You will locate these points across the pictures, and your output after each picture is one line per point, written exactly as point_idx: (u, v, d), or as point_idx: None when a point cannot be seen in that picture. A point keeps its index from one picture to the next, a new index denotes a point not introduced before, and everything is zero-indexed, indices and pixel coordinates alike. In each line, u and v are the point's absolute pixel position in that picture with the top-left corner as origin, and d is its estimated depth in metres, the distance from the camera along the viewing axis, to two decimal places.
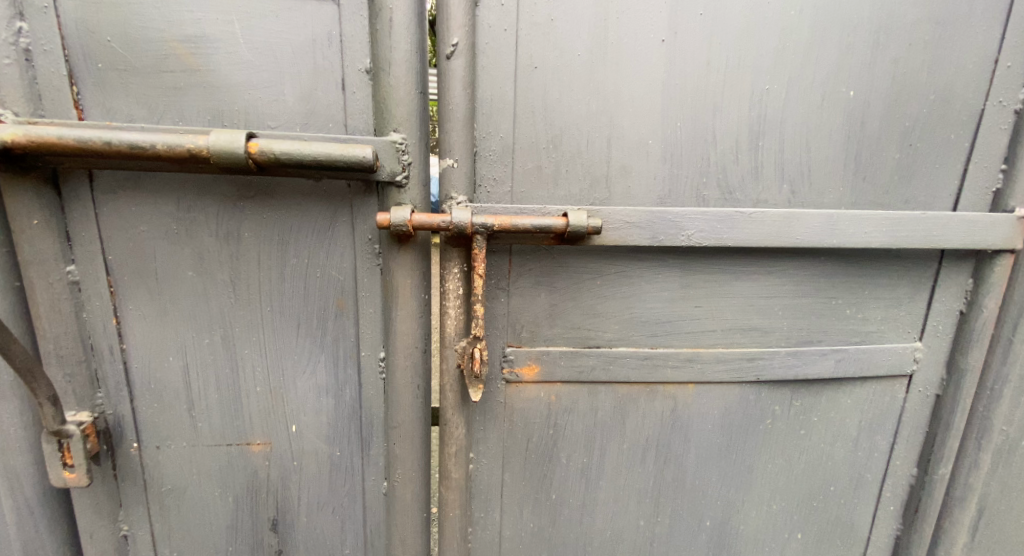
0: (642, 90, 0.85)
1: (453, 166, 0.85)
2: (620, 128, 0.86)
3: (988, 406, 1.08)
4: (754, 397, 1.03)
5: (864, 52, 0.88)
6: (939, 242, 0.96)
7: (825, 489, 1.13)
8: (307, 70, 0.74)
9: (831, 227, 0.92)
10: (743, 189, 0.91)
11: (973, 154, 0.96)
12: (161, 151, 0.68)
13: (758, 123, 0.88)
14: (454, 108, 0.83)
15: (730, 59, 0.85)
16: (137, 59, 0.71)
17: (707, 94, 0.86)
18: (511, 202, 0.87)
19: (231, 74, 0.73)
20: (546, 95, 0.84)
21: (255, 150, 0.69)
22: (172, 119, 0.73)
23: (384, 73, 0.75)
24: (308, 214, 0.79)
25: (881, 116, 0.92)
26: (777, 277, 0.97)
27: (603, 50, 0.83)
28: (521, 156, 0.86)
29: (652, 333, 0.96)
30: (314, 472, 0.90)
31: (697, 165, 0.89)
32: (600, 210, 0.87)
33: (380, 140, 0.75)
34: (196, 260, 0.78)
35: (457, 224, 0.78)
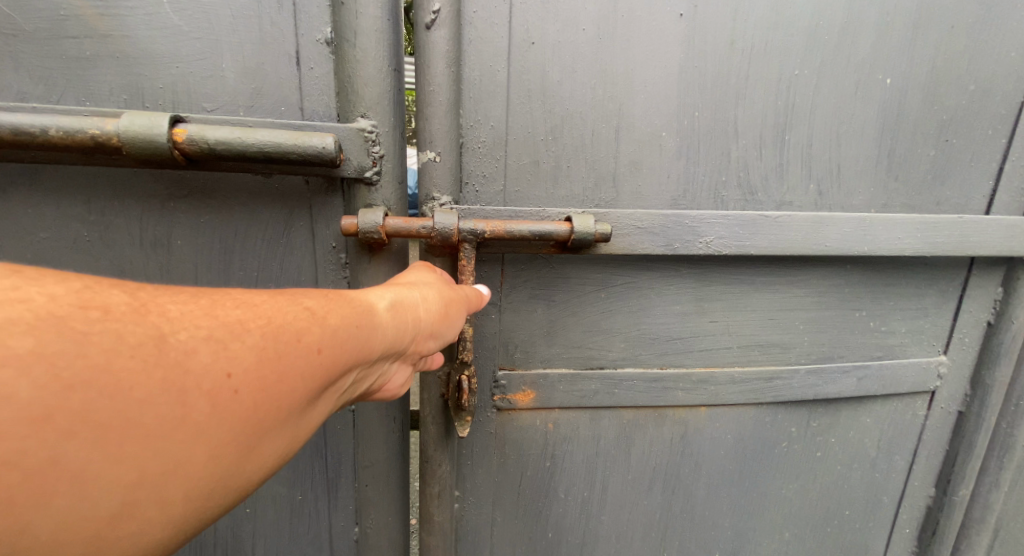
0: (657, 72, 0.73)
1: (433, 161, 0.72)
2: (630, 117, 0.74)
3: (1014, 423, 1.00)
4: (771, 419, 0.93)
5: (902, 35, 0.78)
6: (974, 248, 0.87)
7: (840, 514, 1.04)
8: (251, 40, 0.59)
9: (863, 232, 0.82)
10: (767, 189, 0.80)
11: (1011, 151, 0.87)
12: (56, 139, 0.53)
13: (785, 114, 0.77)
14: (434, 90, 0.70)
15: (756, 40, 0.74)
16: (28, 21, 0.56)
17: (729, 79, 0.75)
18: (503, 204, 0.74)
19: (153, 42, 0.58)
20: (545, 77, 0.71)
21: (183, 138, 0.55)
22: (78, 99, 0.58)
23: (349, 45, 0.61)
24: (258, 218, 0.64)
25: (917, 108, 0.82)
26: (800, 288, 0.86)
27: (614, 24, 0.71)
28: (514, 149, 0.73)
29: (662, 351, 0.85)
30: (272, 519, 0.77)
31: (716, 161, 0.77)
32: (607, 214, 0.75)
33: (345, 127, 0.61)
34: (116, 275, 0.63)
35: (441, 229, 0.65)
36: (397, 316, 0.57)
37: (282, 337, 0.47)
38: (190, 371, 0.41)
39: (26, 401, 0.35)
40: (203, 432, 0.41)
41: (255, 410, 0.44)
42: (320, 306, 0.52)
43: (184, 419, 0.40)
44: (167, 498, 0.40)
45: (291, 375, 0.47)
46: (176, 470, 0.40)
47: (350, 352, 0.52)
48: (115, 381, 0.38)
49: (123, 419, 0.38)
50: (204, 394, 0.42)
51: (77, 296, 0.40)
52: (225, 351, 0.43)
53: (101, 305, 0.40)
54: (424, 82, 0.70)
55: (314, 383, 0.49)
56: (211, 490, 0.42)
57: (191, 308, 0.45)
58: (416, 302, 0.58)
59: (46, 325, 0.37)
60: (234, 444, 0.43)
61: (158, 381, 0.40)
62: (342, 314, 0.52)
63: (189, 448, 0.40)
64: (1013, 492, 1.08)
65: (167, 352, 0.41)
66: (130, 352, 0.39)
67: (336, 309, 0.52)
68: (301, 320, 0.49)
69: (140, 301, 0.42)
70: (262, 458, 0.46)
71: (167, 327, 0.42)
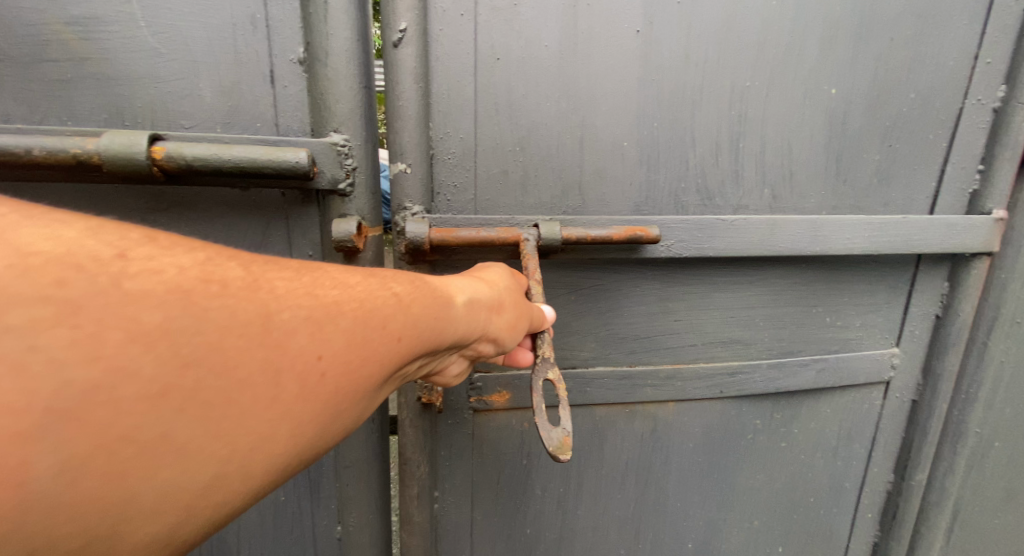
0: (616, 85, 0.77)
1: (405, 172, 0.75)
2: (593, 127, 0.78)
3: (964, 410, 1.06)
4: (735, 412, 0.97)
5: (846, 48, 0.83)
6: (918, 246, 0.93)
7: (805, 502, 1.09)
8: (227, 60, 0.62)
9: (814, 234, 0.87)
10: (724, 194, 0.84)
11: (951, 154, 0.93)
12: (40, 158, 0.55)
13: (739, 123, 0.82)
14: (404, 103, 0.73)
15: (709, 53, 0.79)
16: (10, 46, 0.58)
17: (684, 92, 0.79)
18: (473, 212, 0.78)
19: (132, 64, 0.61)
20: (510, 91, 0.75)
21: (161, 156, 0.57)
22: (60, 119, 0.60)
23: (321, 65, 0.64)
24: (236, 229, 0.67)
25: (863, 115, 0.87)
26: (757, 286, 0.91)
27: (574, 43, 0.75)
28: (484, 159, 0.77)
29: (631, 350, 0.89)
30: (255, 520, 0.79)
31: (676, 168, 0.82)
32: (574, 221, 0.79)
33: (319, 141, 0.64)
34: None
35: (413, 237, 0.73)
36: (472, 311, 0.59)
37: (372, 321, 0.48)
38: (287, 352, 0.41)
39: (149, 376, 0.34)
40: (289, 417, 0.41)
41: (335, 396, 0.44)
42: (405, 293, 0.53)
43: (277, 400, 0.40)
44: (237, 484, 0.39)
45: (376, 360, 0.48)
46: (262, 447, 0.40)
47: (421, 341, 0.53)
48: (223, 358, 0.38)
49: (223, 397, 0.38)
50: (296, 375, 0.42)
51: (201, 268, 0.40)
52: (322, 332, 0.44)
53: (221, 278, 0.40)
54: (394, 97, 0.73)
55: (391, 366, 0.50)
56: (280, 474, 0.41)
57: (295, 284, 0.45)
58: (490, 304, 0.61)
59: (172, 299, 0.37)
60: (312, 427, 0.43)
61: (259, 361, 0.40)
62: (424, 304, 0.54)
63: (276, 431, 0.40)
64: (969, 476, 1.15)
65: (270, 334, 0.41)
66: (235, 328, 0.39)
67: (419, 297, 0.54)
68: (391, 304, 0.51)
69: (253, 276, 0.43)
70: (332, 438, 0.46)
71: (274, 304, 0.42)
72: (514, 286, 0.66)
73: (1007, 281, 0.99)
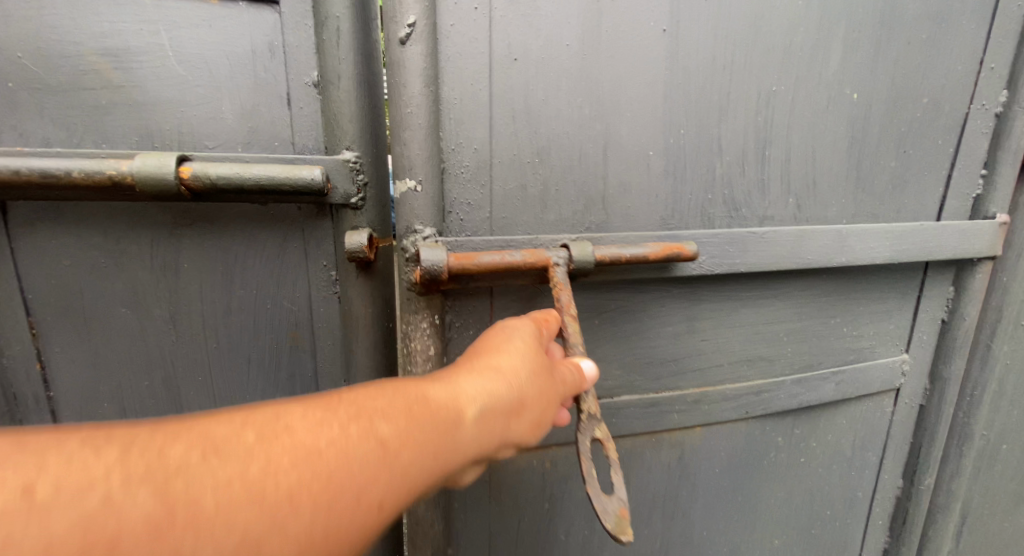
0: (637, 94, 0.79)
1: (418, 190, 0.76)
2: (616, 135, 0.80)
3: (969, 411, 1.08)
4: (757, 431, 0.99)
5: (867, 50, 0.85)
6: (934, 254, 0.95)
7: (822, 514, 1.10)
8: (247, 85, 0.67)
9: (841, 243, 0.89)
10: (750, 205, 0.87)
11: (958, 159, 0.94)
12: (78, 179, 0.60)
13: (765, 131, 0.85)
14: (413, 112, 0.72)
15: (736, 55, 0.81)
16: (51, 76, 0.63)
17: (702, 98, 0.81)
18: (490, 231, 0.80)
19: (160, 91, 0.65)
20: (528, 97, 0.76)
21: (188, 175, 0.62)
22: (95, 142, 0.65)
23: (333, 87, 0.69)
24: (256, 241, 0.72)
25: (881, 121, 0.89)
26: (780, 300, 0.93)
27: (597, 48, 0.77)
28: (502, 172, 0.78)
29: (657, 375, 0.91)
30: None
31: (703, 179, 0.84)
32: (603, 236, 0.80)
33: (333, 159, 0.68)
34: (130, 296, 0.70)
35: (430, 265, 0.71)
36: (483, 425, 0.55)
37: (336, 502, 0.45)
38: None
39: None
40: None
41: None
42: (394, 437, 0.49)
43: None
44: None
45: (346, 541, 0.46)
46: None
47: (411, 490, 0.50)
48: None
49: None
50: None
51: (83, 528, 0.37)
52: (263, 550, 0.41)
53: (112, 536, 0.37)
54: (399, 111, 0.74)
55: (372, 535, 0.48)
56: None
57: (230, 488, 0.41)
58: (506, 409, 0.57)
59: None
60: None
61: None
62: (414, 453, 0.50)
63: None
64: (980, 479, 1.15)
65: None
66: None
67: (409, 441, 0.50)
68: (372, 462, 0.47)
69: (169, 504, 0.39)
70: None
71: (191, 543, 0.39)
72: (536, 380, 0.58)
73: (1008, 283, 1.01)
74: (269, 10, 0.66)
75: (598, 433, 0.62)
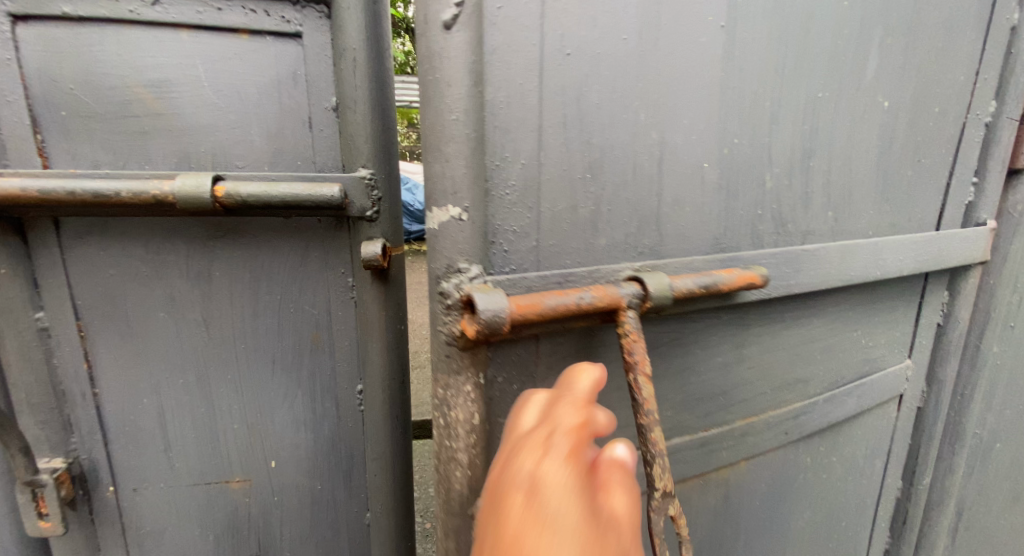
0: (695, 100, 0.68)
1: (463, 220, 0.59)
2: (673, 144, 0.68)
3: (961, 411, 1.12)
4: (790, 456, 0.98)
5: (897, 54, 0.83)
6: (943, 262, 0.99)
7: (839, 526, 1.11)
8: (273, 111, 0.74)
9: (876, 256, 0.89)
10: (795, 220, 0.81)
11: (956, 169, 0.97)
12: (126, 198, 0.68)
13: (810, 141, 0.78)
14: (455, 118, 0.56)
15: (787, 61, 0.73)
16: (100, 105, 0.71)
17: (755, 105, 0.72)
18: (536, 262, 0.64)
19: (197, 117, 0.73)
20: (582, 99, 0.62)
21: (221, 193, 0.69)
22: (139, 164, 0.73)
23: (349, 110, 0.75)
24: (281, 251, 0.79)
25: (906, 128, 0.88)
26: (815, 317, 0.91)
27: (652, 50, 0.64)
28: (550, 190, 0.63)
29: (706, 411, 0.84)
30: (295, 506, 0.90)
31: (754, 193, 0.76)
32: (664, 263, 0.69)
33: (350, 176, 0.75)
34: (168, 301, 0.78)
35: (490, 317, 0.54)
36: None
37: None
38: None
39: None
40: None
41: None
42: None
43: None
44: None
45: None
46: None
47: None
48: None
49: None
50: None
51: None
52: None
53: None
54: (433, 117, 0.57)
55: None
56: None
57: None
58: None
59: None
60: None
61: None
62: None
63: None
64: (975, 478, 1.19)
65: None
66: None
67: None
68: None
69: None
70: None
71: None
72: None
73: (996, 287, 1.05)
74: (293, 43, 0.73)
75: (670, 505, 0.58)
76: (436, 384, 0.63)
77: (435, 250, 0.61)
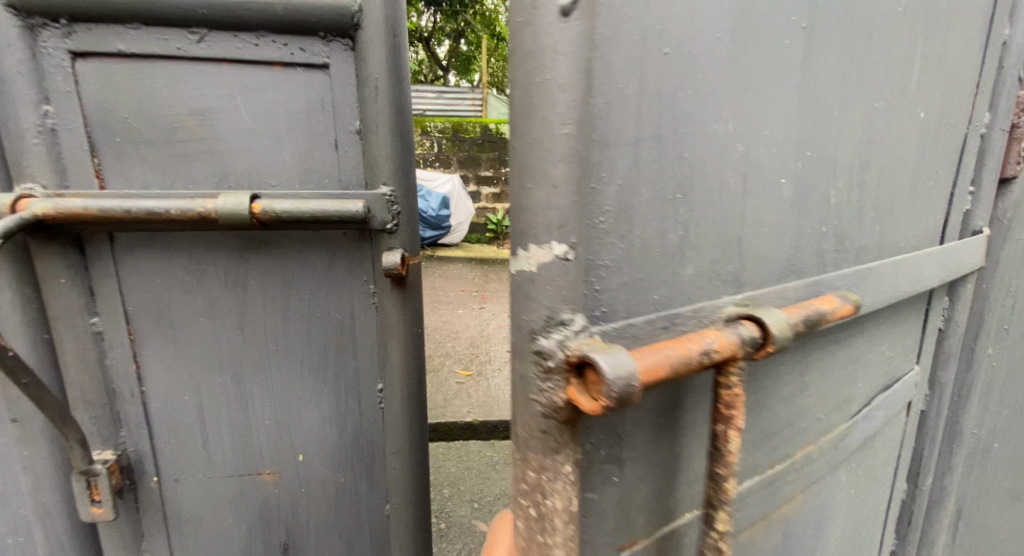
0: (780, 105, 0.54)
1: (566, 257, 0.40)
2: (759, 159, 0.54)
3: (959, 411, 1.15)
4: (836, 481, 0.89)
5: (933, 59, 0.76)
6: (958, 269, 0.98)
7: (864, 541, 1.07)
8: (302, 134, 0.82)
9: (916, 281, 0.84)
10: (854, 237, 0.71)
11: (958, 180, 0.94)
12: (174, 215, 0.75)
13: (868, 148, 0.69)
14: (565, 136, 0.38)
15: (857, 63, 0.62)
16: (151, 132, 0.79)
17: (826, 117, 0.60)
18: (629, 310, 0.47)
19: (235, 141, 0.81)
20: (676, 107, 0.46)
21: (258, 210, 0.77)
22: (184, 184, 0.81)
23: (371, 133, 0.82)
24: (309, 261, 0.86)
25: (927, 137, 0.81)
26: (858, 332, 0.84)
27: (744, 60, 0.50)
28: (644, 218, 0.47)
29: (772, 448, 0.71)
30: (321, 496, 0.97)
31: (822, 208, 0.64)
32: (757, 294, 0.56)
33: (372, 193, 0.83)
34: (208, 307, 0.85)
35: (620, 388, 0.37)
36: None
37: None
38: None
39: None
40: None
41: None
42: None
43: None
44: None
45: None
46: None
47: None
48: None
49: None
50: None
51: None
52: None
53: None
54: (530, 133, 0.39)
55: None
56: None
57: None
58: None
59: None
60: None
61: None
62: None
63: None
64: (973, 476, 1.21)
65: None
66: None
67: None
68: None
69: None
70: None
71: None
72: None
73: (987, 291, 1.08)
74: (321, 73, 0.81)
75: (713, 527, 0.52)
76: (522, 468, 0.45)
77: (522, 298, 0.42)
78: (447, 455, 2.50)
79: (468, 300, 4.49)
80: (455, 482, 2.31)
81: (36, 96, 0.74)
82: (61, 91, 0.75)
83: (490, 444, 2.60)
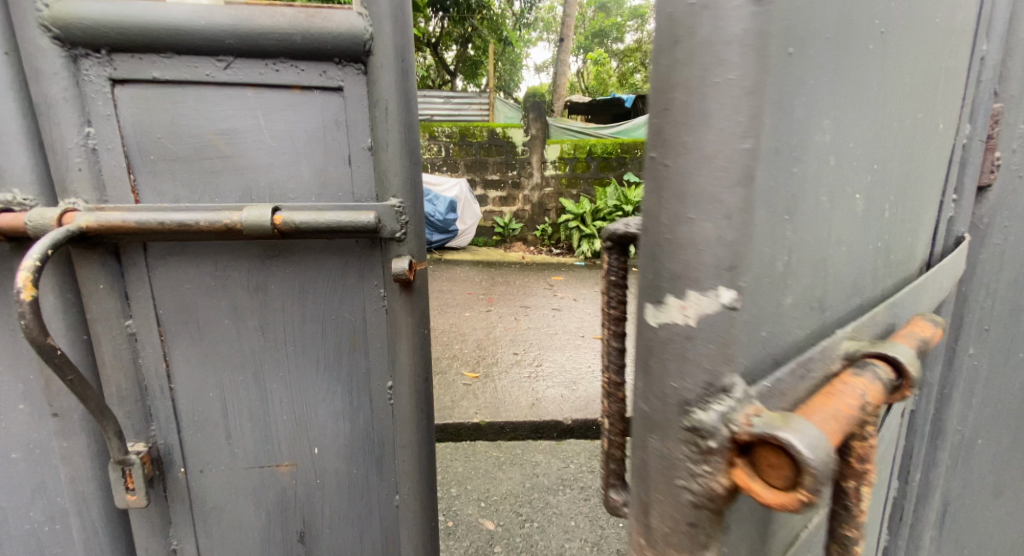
0: (862, 118, 0.48)
1: (734, 307, 0.34)
2: (842, 178, 0.47)
3: (944, 410, 1.19)
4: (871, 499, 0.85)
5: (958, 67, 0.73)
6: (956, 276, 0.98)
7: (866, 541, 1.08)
8: (319, 151, 0.89)
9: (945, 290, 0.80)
10: (900, 256, 0.66)
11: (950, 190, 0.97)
12: (203, 227, 0.83)
13: (914, 160, 0.64)
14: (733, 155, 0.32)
15: (915, 69, 0.57)
16: (181, 151, 0.87)
17: (894, 128, 0.55)
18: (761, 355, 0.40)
19: (257, 158, 0.88)
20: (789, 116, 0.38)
21: (279, 222, 0.84)
22: (211, 197, 0.88)
23: (382, 150, 0.90)
24: (325, 268, 0.93)
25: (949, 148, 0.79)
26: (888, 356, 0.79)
27: (849, 71, 0.44)
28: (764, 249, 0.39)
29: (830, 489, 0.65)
30: (335, 487, 1.03)
31: (882, 226, 0.58)
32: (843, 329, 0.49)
33: (382, 205, 0.89)
34: (231, 310, 0.92)
35: (824, 470, 0.31)
36: None
37: None
38: None
39: None
40: None
41: None
42: None
43: None
44: None
45: None
46: None
47: None
48: None
49: None
50: None
51: None
52: None
53: None
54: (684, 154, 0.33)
55: None
56: None
57: None
58: None
59: None
60: None
61: None
62: None
63: None
64: (958, 472, 1.26)
65: None
66: None
67: None
68: None
69: None
70: None
71: None
72: None
73: (968, 293, 1.12)
74: (335, 95, 0.88)
75: None
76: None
77: (674, 364, 0.36)
78: (454, 456, 2.55)
79: (475, 303, 4.55)
80: (462, 482, 2.37)
81: (80, 120, 0.82)
82: (101, 114, 0.83)
83: (496, 445, 2.65)
